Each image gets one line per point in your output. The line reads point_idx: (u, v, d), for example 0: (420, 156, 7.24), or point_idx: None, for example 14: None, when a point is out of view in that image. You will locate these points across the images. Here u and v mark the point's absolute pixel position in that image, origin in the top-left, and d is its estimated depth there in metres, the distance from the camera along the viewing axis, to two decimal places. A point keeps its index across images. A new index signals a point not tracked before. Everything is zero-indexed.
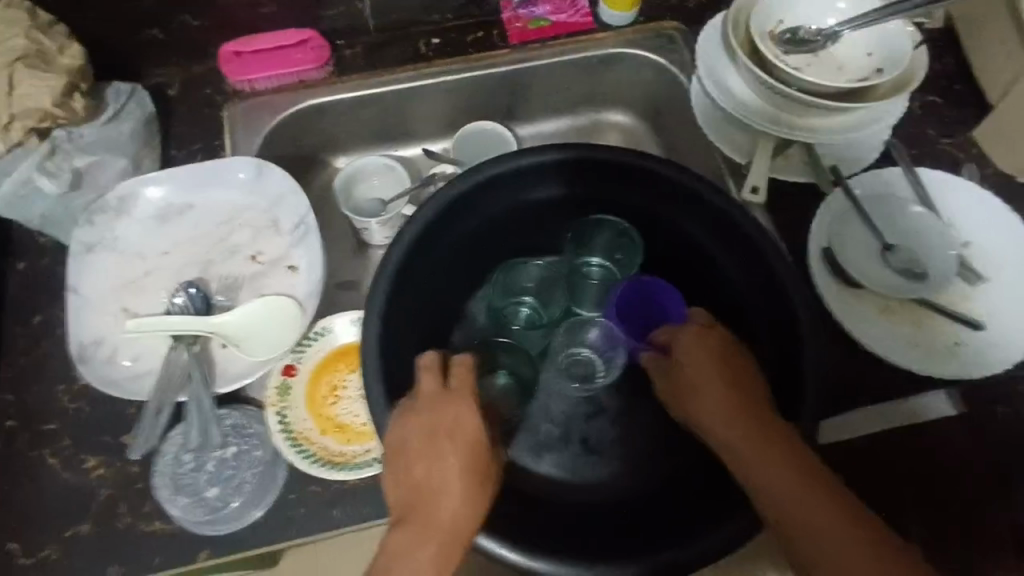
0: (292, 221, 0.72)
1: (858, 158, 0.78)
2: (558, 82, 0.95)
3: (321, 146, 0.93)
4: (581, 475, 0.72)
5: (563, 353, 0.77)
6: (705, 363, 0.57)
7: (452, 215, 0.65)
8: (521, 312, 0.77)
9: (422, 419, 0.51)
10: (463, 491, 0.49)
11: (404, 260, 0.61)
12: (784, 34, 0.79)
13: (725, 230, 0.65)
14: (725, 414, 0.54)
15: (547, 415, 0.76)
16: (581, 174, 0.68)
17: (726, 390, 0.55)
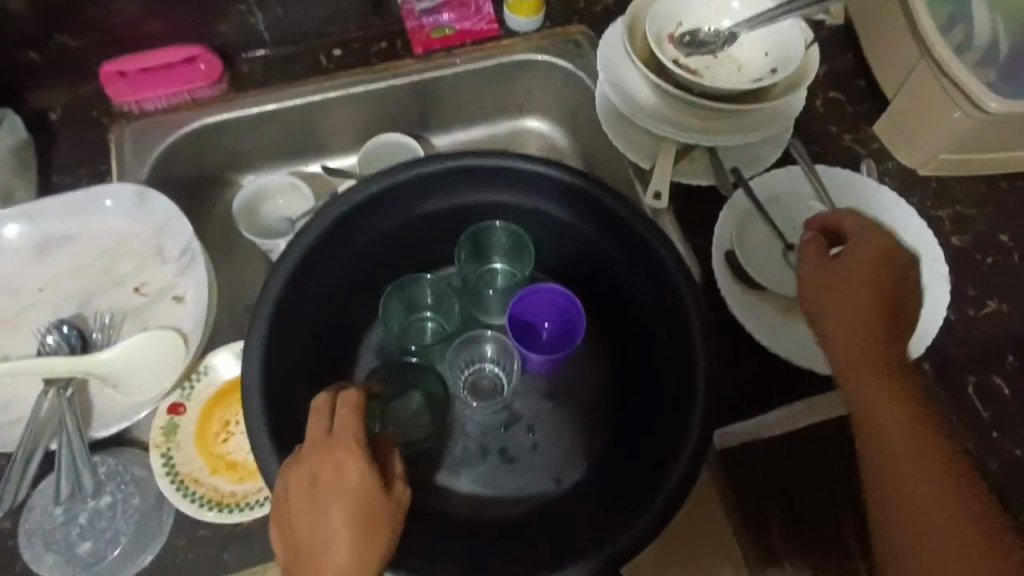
0: (177, 248, 0.68)
1: (761, 160, 0.79)
2: (470, 91, 0.93)
3: (225, 165, 0.88)
4: (501, 488, 0.75)
5: (468, 369, 0.79)
6: (856, 276, 0.60)
7: (344, 233, 0.66)
8: (425, 327, 0.78)
9: (302, 472, 0.53)
10: (348, 543, 0.50)
11: (290, 283, 0.62)
12: (683, 37, 0.80)
13: (623, 234, 0.66)
14: (863, 322, 0.58)
15: (459, 430, 0.78)
16: (491, 180, 0.68)
17: (870, 304, 0.59)
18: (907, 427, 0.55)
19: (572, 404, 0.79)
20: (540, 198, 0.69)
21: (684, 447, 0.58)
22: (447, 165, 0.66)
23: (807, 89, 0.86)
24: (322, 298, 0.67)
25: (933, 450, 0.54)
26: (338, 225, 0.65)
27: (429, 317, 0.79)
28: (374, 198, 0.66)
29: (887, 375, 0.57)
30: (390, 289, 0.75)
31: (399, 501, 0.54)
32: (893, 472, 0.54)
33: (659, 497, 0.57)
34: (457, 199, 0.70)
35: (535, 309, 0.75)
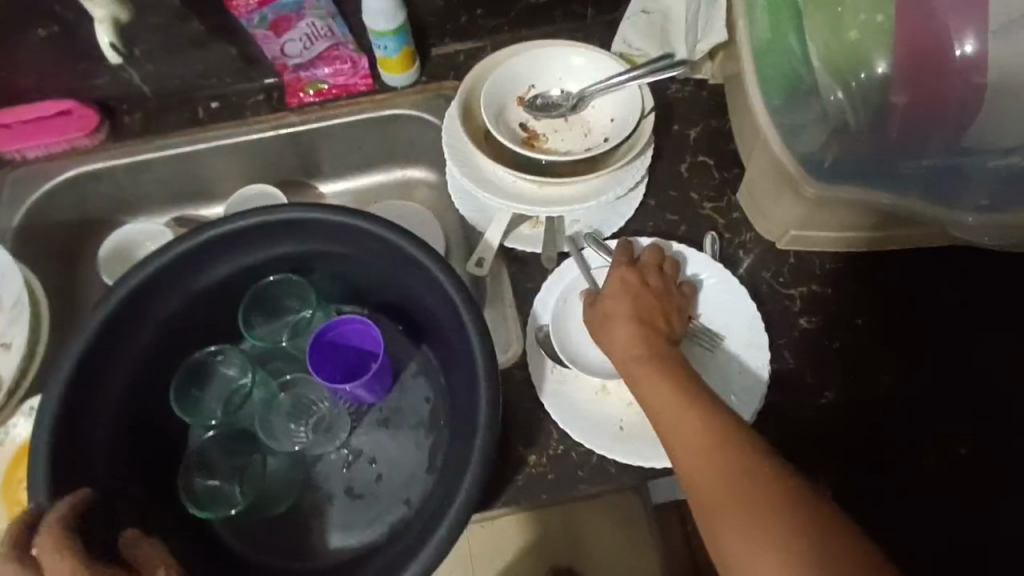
0: (11, 298, 0.72)
1: (605, 227, 0.77)
2: (349, 141, 0.94)
3: (114, 207, 0.92)
4: (359, 530, 0.70)
5: (305, 418, 0.75)
6: (625, 334, 0.64)
7: (136, 310, 0.63)
8: (246, 393, 0.74)
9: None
10: None
11: (91, 346, 0.60)
12: (533, 99, 0.79)
13: (420, 272, 0.65)
14: (646, 375, 0.61)
15: (297, 478, 0.72)
16: (268, 238, 0.67)
17: (638, 340, 0.64)
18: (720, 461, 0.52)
19: (409, 422, 0.73)
20: (326, 238, 0.68)
21: (445, 520, 0.56)
22: (217, 233, 0.64)
23: (672, 152, 0.83)
24: (140, 352, 0.65)
25: (748, 472, 0.51)
26: (125, 304, 0.62)
27: (234, 386, 0.74)
28: (151, 278, 0.63)
29: (687, 412, 0.56)
30: (178, 374, 0.71)
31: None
32: (722, 515, 0.50)
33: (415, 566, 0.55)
34: (244, 259, 0.68)
35: (355, 337, 0.70)
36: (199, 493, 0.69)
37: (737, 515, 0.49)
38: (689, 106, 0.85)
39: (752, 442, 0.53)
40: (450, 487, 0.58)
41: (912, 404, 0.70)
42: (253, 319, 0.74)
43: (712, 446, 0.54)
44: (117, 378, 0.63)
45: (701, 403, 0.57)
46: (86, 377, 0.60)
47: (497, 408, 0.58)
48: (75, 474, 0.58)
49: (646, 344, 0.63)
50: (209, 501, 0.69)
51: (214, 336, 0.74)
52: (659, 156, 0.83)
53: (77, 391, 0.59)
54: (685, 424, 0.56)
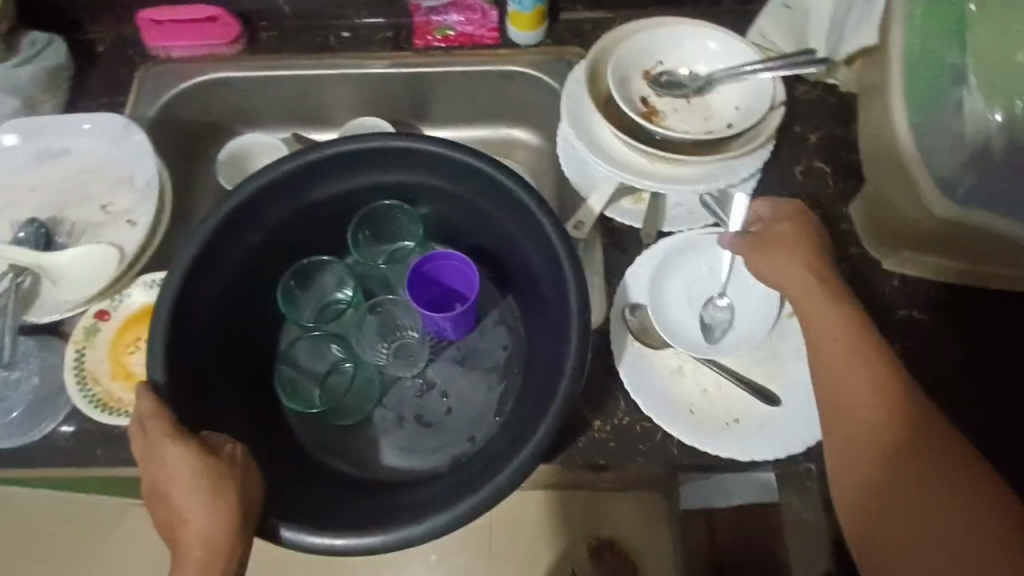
0: (143, 179, 0.80)
1: (706, 216, 0.77)
2: (463, 91, 0.95)
3: (236, 117, 0.97)
4: (421, 455, 0.73)
5: (389, 340, 0.79)
6: (781, 264, 0.63)
7: (257, 210, 0.67)
8: (339, 307, 0.79)
9: (157, 494, 0.54)
10: (201, 508, 0.52)
11: (214, 236, 0.64)
12: (659, 76, 0.79)
13: (526, 219, 0.66)
14: (800, 309, 0.61)
15: (372, 397, 0.76)
16: (384, 163, 0.70)
17: (809, 282, 0.61)
18: (872, 408, 0.53)
19: (485, 364, 0.76)
20: (439, 174, 0.70)
21: (516, 460, 0.57)
22: (337, 151, 0.67)
23: (788, 153, 0.81)
24: (253, 253, 0.69)
25: (900, 426, 0.52)
26: (248, 204, 0.66)
27: (330, 297, 0.79)
28: (268, 186, 0.66)
29: (843, 354, 0.56)
30: (286, 276, 0.75)
31: (238, 457, 0.55)
32: (858, 459, 0.53)
33: (477, 499, 0.56)
34: (356, 181, 0.71)
35: (452, 276, 0.74)
36: (286, 387, 0.75)
37: (875, 463, 0.52)
38: (814, 109, 0.83)
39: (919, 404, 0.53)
40: (525, 428, 0.60)
41: (1000, 449, 0.66)
42: (361, 235, 0.77)
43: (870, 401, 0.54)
44: (230, 269, 0.67)
45: (861, 347, 0.56)
46: (205, 262, 0.64)
47: (583, 362, 0.58)
48: (186, 348, 0.62)
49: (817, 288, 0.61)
50: (296, 394, 0.75)
51: (314, 252, 0.77)
52: (774, 154, 0.81)
53: (195, 272, 0.63)
54: (839, 365, 0.56)
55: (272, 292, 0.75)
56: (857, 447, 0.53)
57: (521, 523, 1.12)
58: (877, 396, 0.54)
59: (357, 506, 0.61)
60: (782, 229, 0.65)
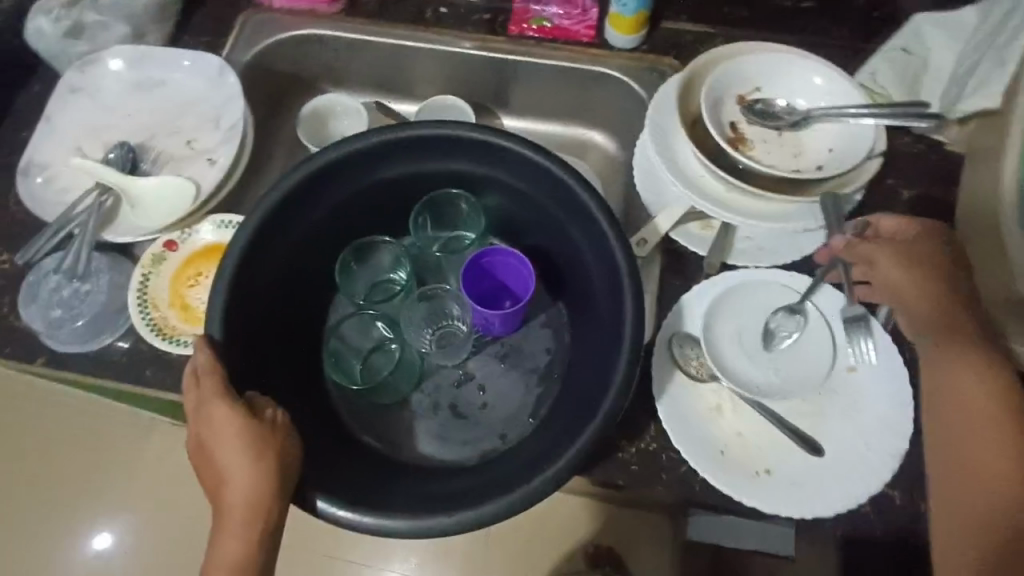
0: (229, 122, 0.82)
1: (775, 254, 0.74)
2: (548, 84, 0.94)
3: (324, 74, 0.98)
4: (452, 444, 0.74)
5: (435, 327, 0.79)
6: (911, 289, 0.62)
7: (333, 177, 0.68)
8: (392, 288, 0.80)
9: (205, 451, 0.56)
10: (244, 471, 0.54)
11: (289, 196, 0.66)
12: (754, 103, 0.76)
13: (593, 231, 0.66)
14: (931, 342, 0.61)
15: (413, 379, 0.77)
16: (461, 151, 0.70)
17: (943, 301, 0.61)
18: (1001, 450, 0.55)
19: (525, 366, 0.76)
20: (513, 171, 0.70)
21: (543, 472, 0.57)
22: (414, 134, 0.68)
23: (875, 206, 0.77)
24: (321, 216, 0.71)
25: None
26: (327, 169, 0.67)
27: (382, 277, 0.80)
28: (344, 158, 0.67)
29: (976, 391, 0.57)
30: (346, 250, 0.77)
31: (280, 424, 0.58)
32: (979, 496, 0.55)
33: (500, 503, 0.56)
34: (431, 164, 0.72)
35: (507, 273, 0.75)
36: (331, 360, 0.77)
37: (999, 507, 0.54)
38: (914, 163, 0.78)
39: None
40: (559, 442, 0.60)
41: None
42: (421, 220, 0.78)
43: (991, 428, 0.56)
44: (298, 229, 0.69)
45: (998, 393, 0.57)
46: (278, 219, 0.66)
47: (626, 388, 0.58)
48: (247, 299, 0.64)
49: (948, 308, 0.61)
50: (337, 369, 0.77)
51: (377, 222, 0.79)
52: (862, 203, 0.76)
53: (266, 229, 0.65)
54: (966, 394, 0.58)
55: (329, 264, 0.77)
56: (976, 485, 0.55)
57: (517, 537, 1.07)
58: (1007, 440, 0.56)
59: (383, 485, 0.63)
60: (922, 248, 0.63)
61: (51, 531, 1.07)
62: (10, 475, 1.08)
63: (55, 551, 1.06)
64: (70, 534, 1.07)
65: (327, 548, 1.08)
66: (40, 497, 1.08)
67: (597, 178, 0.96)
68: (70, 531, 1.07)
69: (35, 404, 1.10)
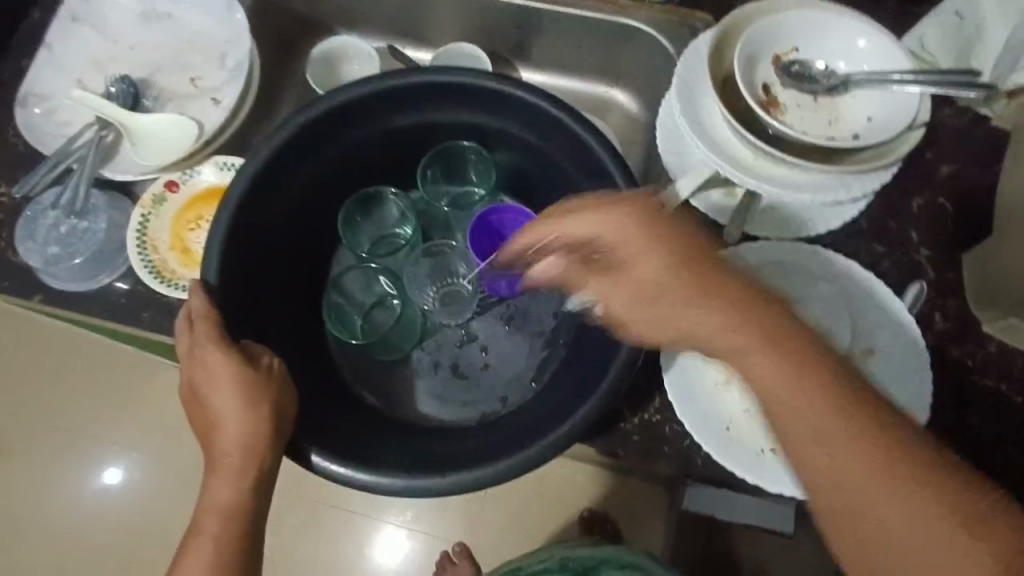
0: (235, 60, 0.79)
1: (800, 226, 0.70)
2: (571, 35, 0.89)
3: (335, 14, 0.93)
4: (450, 404, 0.73)
5: (439, 284, 0.77)
6: (694, 310, 0.48)
7: (340, 122, 0.65)
8: (397, 242, 0.78)
9: (197, 396, 0.55)
10: (238, 417, 0.54)
11: (294, 139, 0.63)
12: (791, 64, 0.71)
13: (611, 193, 0.62)
14: (775, 386, 0.46)
15: (414, 337, 0.76)
16: (476, 101, 0.67)
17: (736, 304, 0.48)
18: (851, 457, 0.45)
19: (530, 328, 0.74)
20: (529, 125, 0.67)
21: (543, 439, 0.55)
22: (426, 80, 0.65)
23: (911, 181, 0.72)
24: (328, 163, 0.68)
25: (887, 458, 0.44)
26: (335, 114, 0.64)
27: (388, 231, 0.78)
28: (351, 101, 0.64)
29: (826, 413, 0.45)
30: (351, 201, 0.74)
31: (275, 370, 0.56)
32: (865, 513, 0.44)
33: (497, 466, 0.55)
34: (445, 114, 0.69)
35: (518, 233, 0.72)
36: (331, 312, 0.75)
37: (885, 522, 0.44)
38: (957, 139, 0.73)
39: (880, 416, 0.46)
40: (561, 410, 0.58)
41: None
42: (429, 172, 0.75)
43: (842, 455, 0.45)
44: (302, 175, 0.67)
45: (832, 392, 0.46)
46: (281, 163, 0.64)
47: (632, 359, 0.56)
48: (247, 245, 0.62)
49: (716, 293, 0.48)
50: (336, 322, 0.75)
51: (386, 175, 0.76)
52: (895, 178, 0.72)
53: (269, 173, 0.63)
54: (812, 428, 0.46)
55: (332, 214, 0.75)
56: (828, 492, 0.45)
57: (513, 499, 1.07)
58: (856, 431, 0.45)
59: (378, 441, 0.62)
60: (631, 266, 0.50)
61: (55, 465, 1.08)
62: (15, 409, 1.10)
63: (59, 485, 1.08)
64: (73, 470, 1.08)
65: (324, 498, 1.09)
66: (46, 432, 1.09)
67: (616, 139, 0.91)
68: (73, 467, 1.08)
69: (42, 342, 1.11)
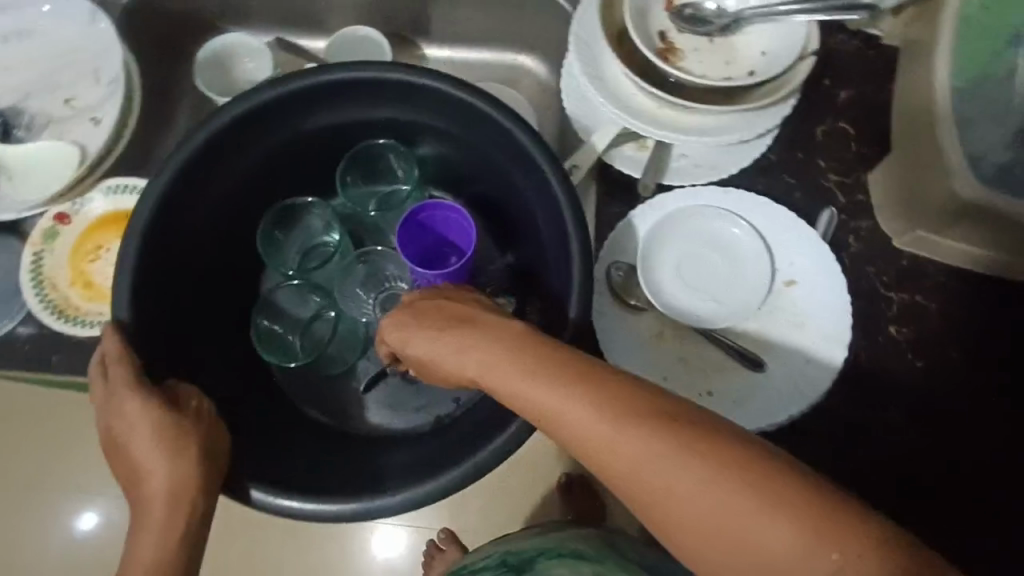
0: (110, 73, 0.73)
1: (713, 168, 0.71)
2: (467, 4, 0.86)
3: (217, 11, 0.88)
4: (400, 410, 0.72)
5: (377, 292, 0.76)
6: (478, 363, 0.46)
7: (239, 137, 0.62)
8: (327, 253, 0.75)
9: (120, 448, 0.53)
10: (165, 465, 0.52)
11: (192, 163, 0.59)
12: (684, 8, 0.70)
13: (534, 174, 0.60)
14: (566, 432, 0.41)
15: (358, 349, 0.75)
16: (380, 96, 0.64)
17: (508, 349, 0.45)
18: (680, 477, 0.37)
19: None
20: (442, 116, 0.64)
21: (492, 444, 0.54)
22: (324, 81, 0.61)
23: (812, 109, 0.73)
24: (238, 182, 0.65)
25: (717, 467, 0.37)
26: (230, 130, 0.60)
27: (315, 241, 0.75)
28: (255, 111, 0.60)
29: (622, 444, 0.39)
30: (269, 215, 0.71)
31: (203, 412, 0.55)
32: (700, 540, 0.37)
33: (450, 477, 0.54)
34: (349, 113, 0.66)
35: (451, 228, 0.71)
36: (266, 337, 0.72)
37: (724, 540, 0.36)
38: (852, 63, 0.74)
39: (683, 421, 0.38)
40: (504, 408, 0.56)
41: (972, 445, 0.65)
42: (348, 177, 0.73)
43: (649, 485, 0.38)
44: (214, 194, 0.63)
45: (623, 409, 0.40)
46: (188, 182, 0.60)
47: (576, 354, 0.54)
48: (158, 282, 0.59)
49: (497, 348, 0.46)
50: (272, 346, 0.72)
51: (302, 183, 0.73)
52: (797, 109, 0.73)
53: (177, 192, 0.59)
54: (618, 461, 0.39)
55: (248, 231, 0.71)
56: (661, 528, 0.38)
57: None
58: (671, 443, 0.38)
59: (326, 467, 0.61)
60: (432, 359, 0.50)
61: None
62: None
63: None
64: None
65: None
66: None
67: (529, 106, 0.90)
68: None
69: None
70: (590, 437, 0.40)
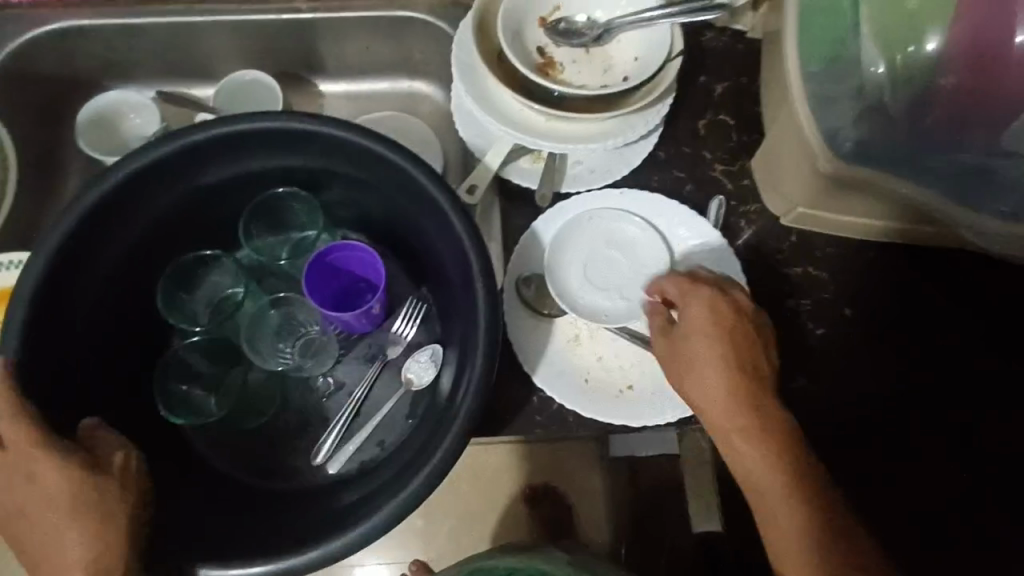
0: None
1: (606, 172, 0.74)
2: (354, 38, 0.86)
3: (99, 71, 0.86)
4: (326, 454, 0.70)
5: (296, 339, 0.76)
6: (719, 379, 0.60)
7: (126, 199, 0.59)
8: (236, 305, 0.76)
9: (27, 515, 0.52)
10: (75, 534, 0.50)
11: (77, 232, 0.57)
12: (557, 23, 0.73)
13: (431, 209, 0.60)
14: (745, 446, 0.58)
15: (276, 400, 0.74)
16: (272, 145, 0.62)
17: (738, 382, 0.60)
18: (795, 512, 0.55)
19: (397, 361, 0.73)
20: (341, 160, 0.63)
21: (411, 483, 0.54)
22: (209, 134, 0.59)
23: (692, 105, 0.77)
24: (130, 242, 0.63)
25: (814, 514, 0.55)
26: (113, 195, 0.58)
27: (223, 293, 0.75)
28: (139, 172, 0.58)
29: (768, 468, 0.57)
30: (168, 274, 0.71)
31: (119, 471, 0.53)
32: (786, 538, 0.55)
33: (371, 523, 0.54)
34: (242, 165, 0.64)
35: (360, 265, 0.71)
36: (178, 400, 0.71)
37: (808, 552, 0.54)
38: (723, 59, 0.78)
39: (812, 474, 0.57)
40: (424, 442, 0.56)
41: (881, 404, 0.69)
42: (252, 229, 0.72)
43: (772, 495, 0.56)
44: (109, 258, 0.61)
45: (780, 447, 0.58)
46: (79, 247, 0.58)
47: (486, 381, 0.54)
48: (50, 363, 0.57)
49: (736, 378, 0.61)
50: (184, 408, 0.71)
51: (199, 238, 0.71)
52: (677, 107, 0.77)
53: (64, 263, 0.57)
54: (755, 473, 0.57)
55: (147, 294, 0.69)
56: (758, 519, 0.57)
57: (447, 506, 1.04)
58: (794, 492, 0.56)
59: (250, 529, 0.59)
60: (681, 351, 0.63)
61: None
62: None
63: None
64: None
65: None
66: None
67: (430, 130, 0.91)
68: None
69: None
70: (759, 453, 0.58)
